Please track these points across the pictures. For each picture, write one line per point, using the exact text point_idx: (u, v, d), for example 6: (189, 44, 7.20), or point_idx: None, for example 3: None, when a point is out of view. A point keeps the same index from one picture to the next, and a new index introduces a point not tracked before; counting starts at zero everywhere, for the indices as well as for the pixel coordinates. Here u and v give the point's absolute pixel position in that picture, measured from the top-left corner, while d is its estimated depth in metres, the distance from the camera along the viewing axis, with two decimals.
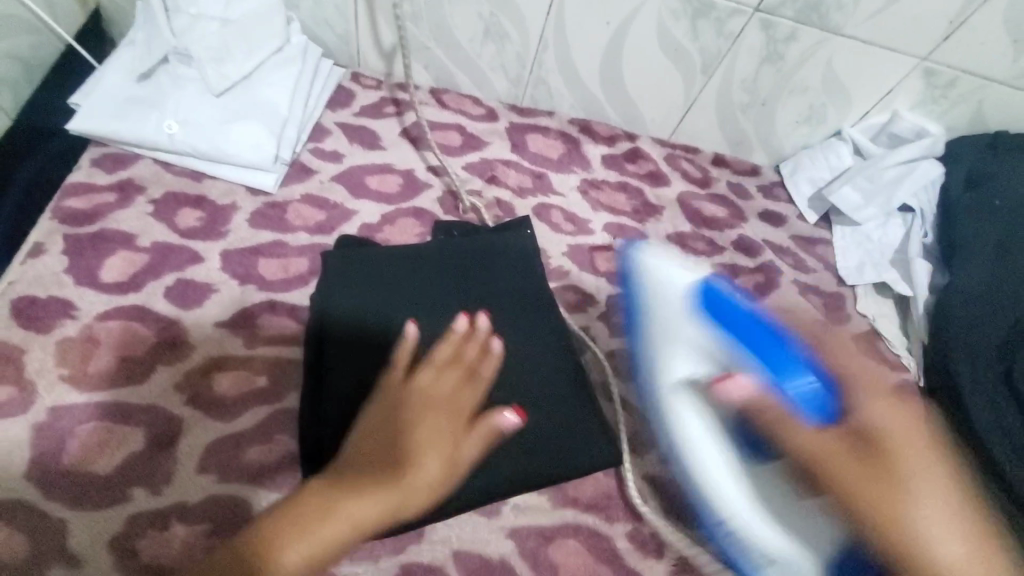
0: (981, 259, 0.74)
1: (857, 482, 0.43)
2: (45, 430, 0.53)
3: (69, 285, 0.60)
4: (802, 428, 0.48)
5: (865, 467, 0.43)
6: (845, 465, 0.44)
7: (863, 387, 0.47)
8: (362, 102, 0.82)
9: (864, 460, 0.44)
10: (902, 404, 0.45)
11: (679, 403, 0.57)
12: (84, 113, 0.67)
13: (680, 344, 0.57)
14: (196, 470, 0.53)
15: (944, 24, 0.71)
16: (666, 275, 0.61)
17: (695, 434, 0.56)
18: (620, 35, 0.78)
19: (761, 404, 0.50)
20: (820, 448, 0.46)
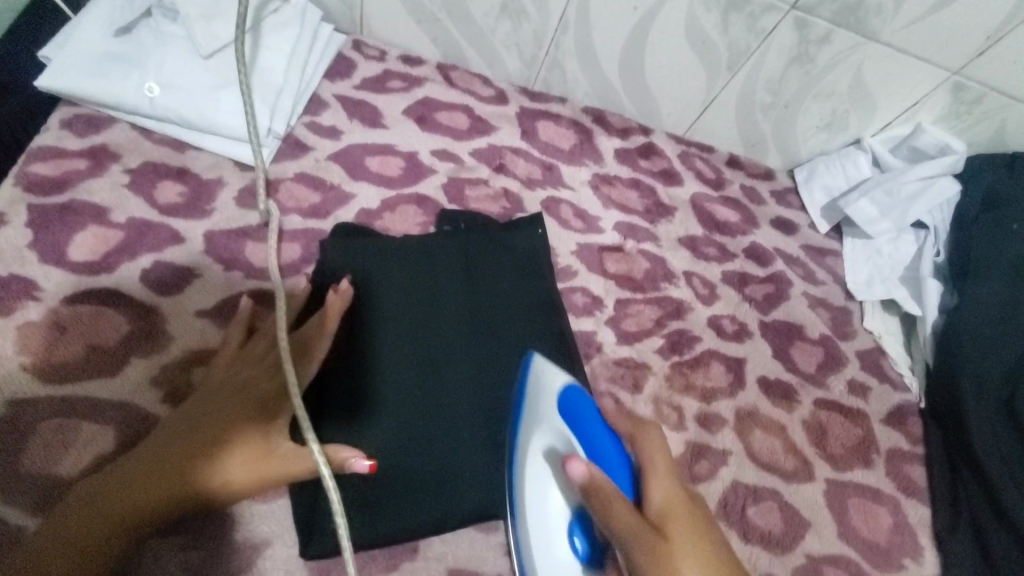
0: (991, 283, 0.73)
1: (668, 556, 0.43)
2: (1, 426, 0.47)
3: (32, 262, 0.54)
4: (626, 509, 0.44)
5: (713, 557, 0.45)
6: (646, 535, 0.43)
7: (651, 444, 0.50)
8: (364, 75, 0.76)
9: (647, 530, 0.44)
10: (681, 480, 0.48)
11: (529, 498, 0.50)
12: (55, 67, 0.61)
13: (540, 437, 0.51)
14: (71, 554, 0.42)
15: (981, 38, 0.69)
16: (538, 389, 0.53)
17: (550, 519, 0.49)
18: (647, 22, 0.74)
19: (603, 488, 0.44)
20: (629, 527, 0.43)
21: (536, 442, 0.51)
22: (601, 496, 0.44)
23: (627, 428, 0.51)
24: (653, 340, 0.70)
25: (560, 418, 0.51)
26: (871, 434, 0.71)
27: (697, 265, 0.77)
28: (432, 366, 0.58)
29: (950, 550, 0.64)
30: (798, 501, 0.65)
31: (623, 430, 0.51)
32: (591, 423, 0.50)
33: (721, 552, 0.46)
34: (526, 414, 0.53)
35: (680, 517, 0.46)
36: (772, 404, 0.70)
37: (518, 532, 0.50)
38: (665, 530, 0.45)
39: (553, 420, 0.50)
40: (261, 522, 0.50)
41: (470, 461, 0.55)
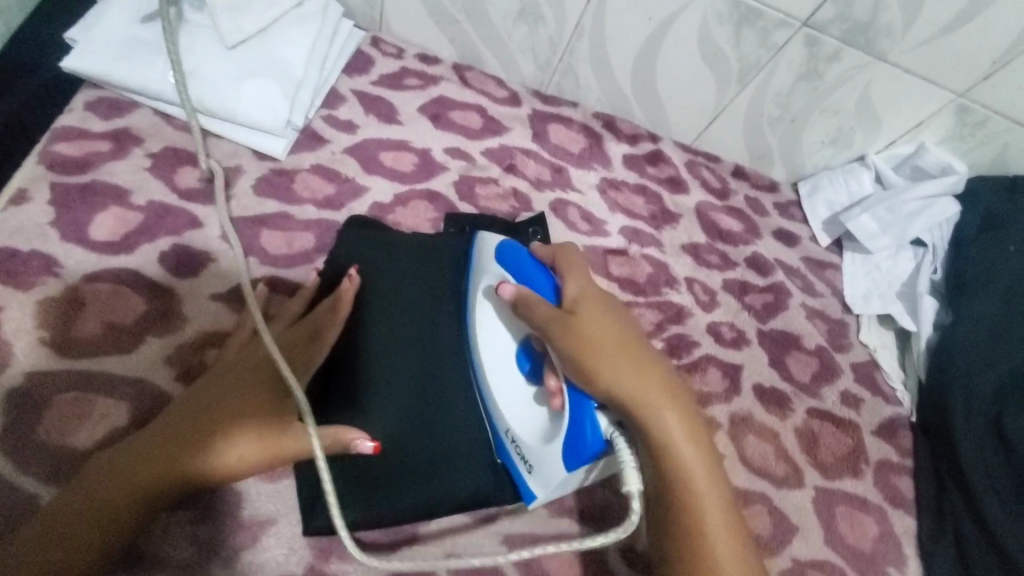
0: (985, 303, 0.75)
1: (579, 325, 0.51)
2: (20, 397, 0.49)
3: (53, 239, 0.56)
4: (542, 303, 0.53)
5: (620, 333, 0.52)
6: (557, 317, 0.52)
7: (570, 259, 0.57)
8: (382, 71, 0.78)
9: (559, 314, 0.52)
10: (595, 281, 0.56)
11: (480, 336, 0.59)
12: (84, 53, 0.63)
13: (484, 284, 0.59)
14: (86, 523, 0.43)
15: (987, 63, 0.71)
16: (481, 249, 0.61)
17: (499, 341, 0.59)
18: (661, 33, 0.75)
19: (522, 291, 0.54)
20: (545, 316, 0.52)
21: (481, 288, 0.59)
22: (522, 300, 0.54)
23: (550, 252, 0.59)
24: (653, 342, 0.71)
25: (498, 264, 0.58)
26: (862, 445, 0.73)
27: (699, 272, 0.79)
28: (434, 359, 0.59)
29: (934, 562, 0.66)
30: (788, 506, 0.66)
31: (546, 254, 0.59)
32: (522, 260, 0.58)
33: (631, 331, 0.53)
34: (473, 273, 0.61)
35: (590, 299, 0.53)
36: (765, 411, 0.71)
37: (474, 355, 0.59)
38: (579, 312, 0.52)
39: (491, 264, 0.58)
40: (266, 502, 0.52)
41: (468, 453, 0.56)
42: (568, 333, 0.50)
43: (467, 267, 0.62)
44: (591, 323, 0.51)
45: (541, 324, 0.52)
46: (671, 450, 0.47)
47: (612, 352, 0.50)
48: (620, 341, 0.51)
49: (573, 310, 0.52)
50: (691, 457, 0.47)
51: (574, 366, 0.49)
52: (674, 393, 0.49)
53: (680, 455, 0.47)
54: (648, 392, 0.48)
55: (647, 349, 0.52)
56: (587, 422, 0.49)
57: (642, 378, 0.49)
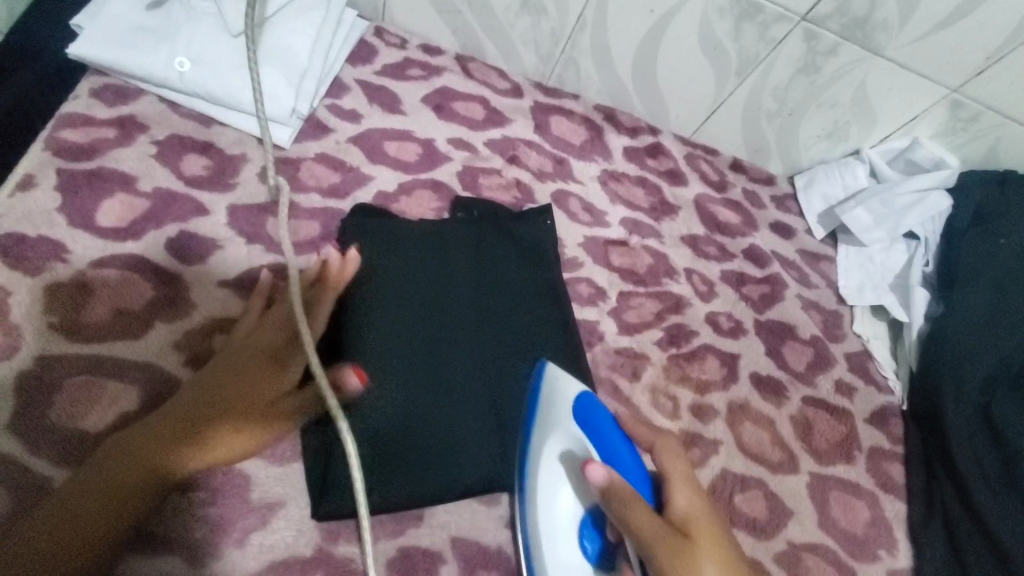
0: (976, 294, 0.77)
1: (693, 562, 0.45)
2: (30, 381, 0.49)
3: (60, 224, 0.56)
4: (647, 512, 0.47)
5: (727, 554, 0.48)
6: (665, 535, 0.46)
7: (671, 455, 0.54)
8: (385, 61, 0.78)
9: (671, 536, 0.46)
10: (698, 489, 0.52)
11: (544, 494, 0.52)
12: (88, 39, 0.63)
13: (558, 438, 0.53)
14: (101, 502, 0.44)
15: (980, 59, 0.73)
16: (558, 396, 0.55)
17: (560, 505, 0.52)
18: (662, 26, 0.76)
19: (630, 495, 0.47)
20: (654, 532, 0.46)
21: (554, 447, 0.53)
22: (627, 504, 0.46)
23: (646, 439, 0.56)
24: (653, 332, 0.73)
25: (576, 425, 0.53)
26: (855, 433, 0.75)
27: (698, 263, 0.80)
28: (442, 339, 0.60)
29: (923, 544, 0.68)
30: (784, 491, 0.68)
31: (645, 437, 0.56)
32: (608, 432, 0.54)
33: (730, 546, 0.49)
34: (538, 422, 0.55)
35: (700, 521, 0.49)
36: (762, 399, 0.73)
37: (530, 530, 0.52)
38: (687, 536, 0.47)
39: (570, 425, 0.53)
40: (275, 484, 0.52)
41: (474, 433, 0.57)
42: (682, 562, 0.45)
43: (533, 406, 0.56)
44: (705, 563, 0.46)
45: (642, 542, 0.46)
46: None
47: None
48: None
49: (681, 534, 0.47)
50: None
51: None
52: None
53: None
54: None
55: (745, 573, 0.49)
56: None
57: None
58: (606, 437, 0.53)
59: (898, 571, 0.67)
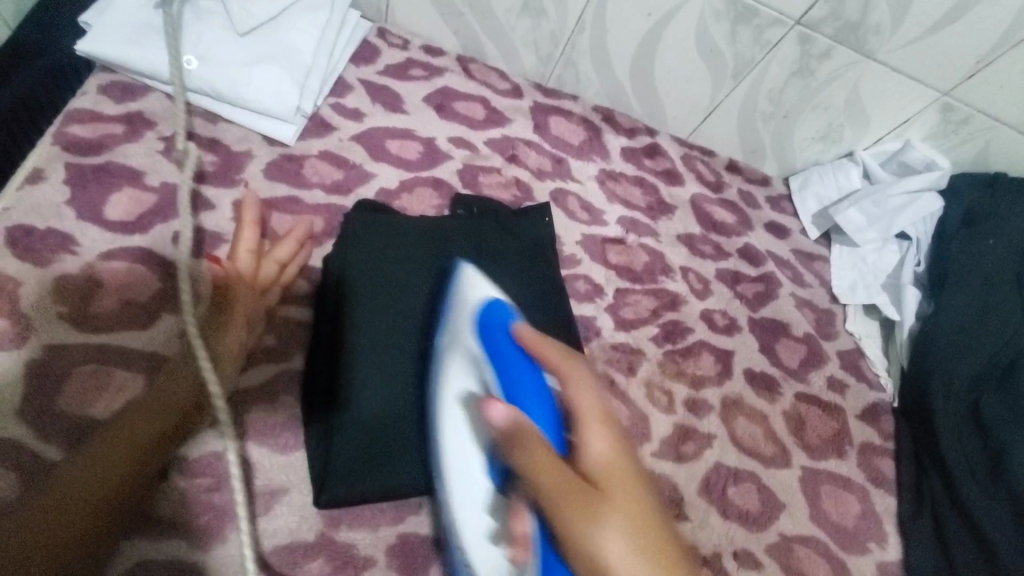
0: (966, 293, 0.78)
1: (604, 530, 0.34)
2: (41, 369, 0.51)
3: (69, 218, 0.57)
4: (552, 458, 0.37)
5: (635, 524, 0.35)
6: (564, 490, 0.36)
7: (575, 380, 0.42)
8: (387, 61, 0.80)
9: (576, 494, 0.36)
10: (621, 431, 0.39)
11: (450, 415, 0.50)
12: (98, 37, 0.64)
13: (460, 357, 0.51)
14: (106, 480, 0.46)
15: (970, 63, 0.74)
16: (466, 307, 0.52)
17: (460, 432, 0.48)
18: (659, 29, 0.78)
19: (523, 428, 0.38)
20: (553, 483, 0.36)
21: (457, 369, 0.51)
22: (522, 442, 0.38)
23: (554, 364, 0.43)
24: (649, 328, 0.74)
25: (469, 338, 0.50)
26: (847, 428, 0.76)
27: (693, 261, 0.82)
28: None
29: (911, 537, 0.70)
30: (776, 484, 0.69)
31: (550, 356, 0.43)
32: (511, 352, 0.46)
33: (645, 510, 0.36)
34: (450, 338, 0.53)
35: (620, 475, 0.37)
36: (756, 395, 0.74)
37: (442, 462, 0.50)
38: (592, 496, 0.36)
39: (467, 338, 0.50)
40: (279, 471, 0.54)
41: None
42: (574, 525, 0.35)
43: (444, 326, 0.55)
44: (598, 530, 0.34)
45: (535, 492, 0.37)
46: None
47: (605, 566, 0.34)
48: (642, 553, 0.34)
49: (576, 486, 0.36)
50: None
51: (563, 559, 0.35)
52: None
53: None
54: None
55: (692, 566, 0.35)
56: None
57: None
58: (510, 361, 0.45)
59: (887, 562, 0.69)
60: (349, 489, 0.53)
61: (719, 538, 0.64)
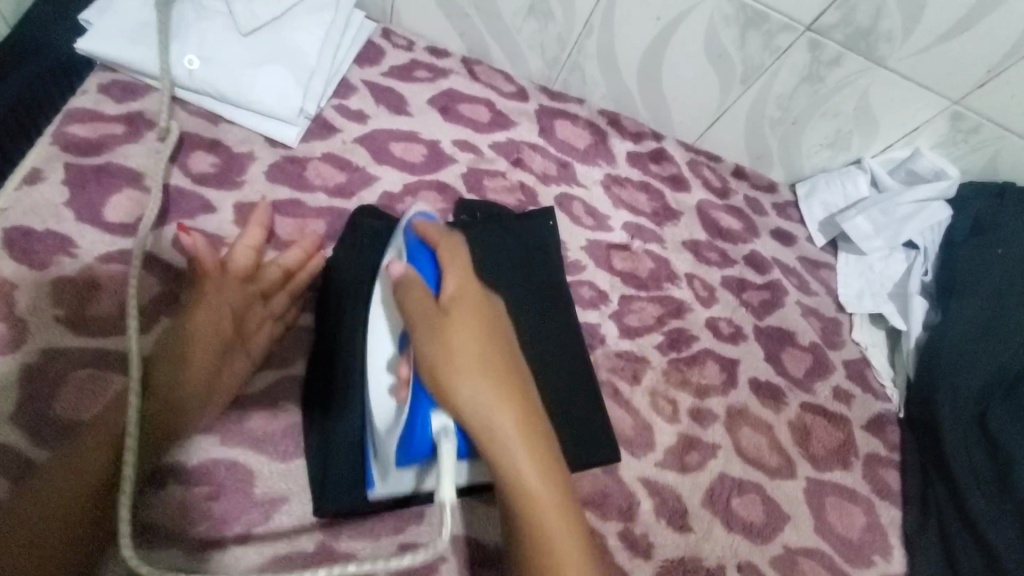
0: (974, 304, 0.78)
1: (456, 338, 0.47)
2: (36, 374, 0.50)
3: (68, 219, 0.56)
4: (423, 297, 0.49)
5: (481, 340, 0.48)
6: (428, 314, 0.49)
7: (448, 252, 0.53)
8: (392, 63, 0.79)
9: (436, 317, 0.48)
10: (479, 285, 0.52)
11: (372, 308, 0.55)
12: (99, 35, 0.63)
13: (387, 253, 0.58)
14: (97, 486, 0.45)
15: (981, 72, 0.73)
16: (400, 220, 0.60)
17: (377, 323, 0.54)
18: (668, 33, 0.77)
19: (410, 281, 0.50)
20: (419, 311, 0.49)
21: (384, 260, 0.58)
22: (405, 286, 0.50)
23: (437, 244, 0.54)
24: (653, 336, 0.73)
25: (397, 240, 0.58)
26: (852, 439, 0.75)
27: (699, 268, 0.81)
28: None
29: (917, 550, 0.69)
30: (780, 495, 0.68)
31: (432, 238, 0.55)
32: (420, 249, 0.54)
33: (493, 330, 0.50)
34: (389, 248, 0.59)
35: (468, 306, 0.50)
36: (761, 404, 0.74)
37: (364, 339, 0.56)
38: (448, 321, 0.48)
39: (394, 240, 0.58)
40: (279, 479, 0.53)
41: None
42: (435, 336, 0.47)
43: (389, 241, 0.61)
44: (456, 339, 0.47)
45: (410, 321, 0.49)
46: (518, 510, 0.45)
47: (454, 363, 0.46)
48: (484, 359, 0.47)
49: (439, 313, 0.49)
50: (546, 506, 0.45)
51: (427, 367, 0.46)
52: (545, 457, 0.47)
53: (530, 507, 0.45)
54: (493, 411, 0.45)
55: (519, 371, 0.49)
56: (423, 431, 0.47)
57: (484, 392, 0.46)
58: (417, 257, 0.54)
59: None
60: (347, 495, 0.53)
61: (722, 550, 0.63)
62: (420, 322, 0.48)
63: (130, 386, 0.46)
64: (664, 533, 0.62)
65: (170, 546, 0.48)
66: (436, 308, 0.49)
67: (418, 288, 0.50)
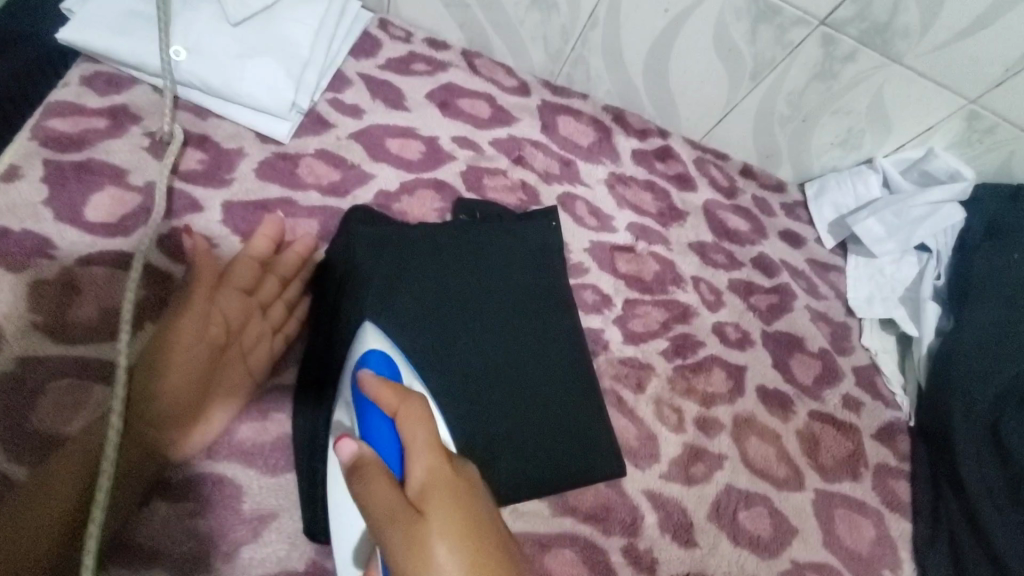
0: (989, 311, 0.75)
1: (436, 553, 0.35)
2: (13, 383, 0.47)
3: (47, 219, 0.54)
4: (384, 494, 0.37)
5: (469, 539, 0.36)
6: (394, 521, 0.36)
7: (411, 418, 0.41)
8: (389, 55, 0.76)
9: (405, 521, 0.36)
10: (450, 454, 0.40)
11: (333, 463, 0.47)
12: (80, 24, 0.60)
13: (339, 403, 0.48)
14: (78, 507, 0.43)
15: (1001, 70, 0.71)
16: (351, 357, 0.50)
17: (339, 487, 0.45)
18: (675, 26, 0.74)
19: (366, 472, 0.38)
20: (384, 517, 0.36)
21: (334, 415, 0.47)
22: (361, 480, 0.38)
23: (393, 403, 0.42)
24: (658, 341, 0.71)
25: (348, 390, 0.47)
26: (862, 449, 0.73)
27: (705, 271, 0.78)
28: (458, 345, 0.60)
29: (928, 564, 0.67)
30: (788, 507, 0.66)
31: (385, 398, 0.42)
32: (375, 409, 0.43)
33: (482, 516, 0.38)
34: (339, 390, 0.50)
35: (445, 491, 0.38)
36: (768, 413, 0.71)
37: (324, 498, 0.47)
38: (421, 525, 0.36)
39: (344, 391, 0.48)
40: (267, 495, 0.50)
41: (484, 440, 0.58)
42: (409, 552, 0.35)
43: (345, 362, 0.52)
44: (436, 553, 0.35)
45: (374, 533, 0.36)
46: None
47: None
48: (474, 565, 0.35)
49: (408, 518, 0.36)
50: None
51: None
52: None
53: None
54: None
55: (518, 559, 0.38)
56: None
57: None
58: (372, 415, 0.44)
59: None
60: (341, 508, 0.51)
61: (729, 564, 0.61)
62: (385, 534, 0.36)
63: (114, 403, 0.44)
64: (669, 548, 0.60)
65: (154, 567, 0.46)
66: (404, 505, 0.37)
67: (376, 482, 0.37)
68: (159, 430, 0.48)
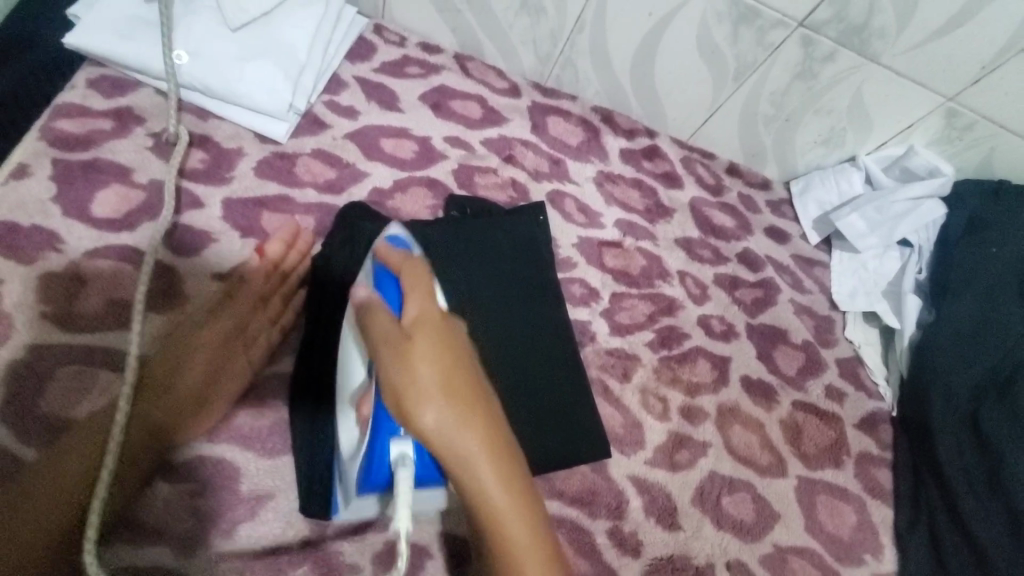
0: (968, 303, 0.77)
1: (419, 363, 0.43)
2: (22, 370, 0.50)
3: (55, 215, 0.56)
4: (382, 320, 0.46)
5: (447, 361, 0.44)
6: (389, 339, 0.45)
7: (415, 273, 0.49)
8: (384, 59, 0.79)
9: (396, 338, 0.44)
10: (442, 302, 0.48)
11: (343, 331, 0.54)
12: (86, 30, 0.63)
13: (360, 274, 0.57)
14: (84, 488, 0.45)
15: (975, 69, 0.73)
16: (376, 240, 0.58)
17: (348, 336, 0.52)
18: (660, 29, 0.76)
19: (371, 303, 0.46)
20: (381, 335, 0.45)
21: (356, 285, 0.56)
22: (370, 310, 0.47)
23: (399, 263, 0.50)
24: (644, 333, 0.73)
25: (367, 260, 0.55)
26: (844, 438, 0.75)
27: (691, 266, 0.80)
28: None
29: (908, 549, 0.69)
30: (771, 493, 0.68)
31: (395, 259, 0.51)
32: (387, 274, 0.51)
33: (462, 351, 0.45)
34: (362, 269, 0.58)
35: (433, 324, 0.46)
36: (752, 403, 0.73)
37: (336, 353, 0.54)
38: (409, 344, 0.44)
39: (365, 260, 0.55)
40: (264, 476, 0.53)
41: None
42: (397, 358, 0.43)
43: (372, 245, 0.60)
44: (417, 362, 0.43)
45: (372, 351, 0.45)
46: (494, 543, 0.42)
47: (416, 392, 0.42)
48: (448, 380, 0.43)
49: (399, 337, 0.44)
50: (519, 535, 0.42)
51: (393, 398, 0.43)
52: (519, 482, 0.43)
53: (506, 538, 0.42)
54: (459, 438, 0.42)
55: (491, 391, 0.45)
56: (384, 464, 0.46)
57: (445, 415, 0.42)
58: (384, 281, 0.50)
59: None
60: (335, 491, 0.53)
61: (711, 547, 0.63)
62: (381, 350, 0.44)
63: (125, 385, 0.47)
64: (653, 531, 0.62)
65: (156, 544, 0.48)
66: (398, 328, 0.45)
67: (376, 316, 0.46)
68: (164, 414, 0.50)
